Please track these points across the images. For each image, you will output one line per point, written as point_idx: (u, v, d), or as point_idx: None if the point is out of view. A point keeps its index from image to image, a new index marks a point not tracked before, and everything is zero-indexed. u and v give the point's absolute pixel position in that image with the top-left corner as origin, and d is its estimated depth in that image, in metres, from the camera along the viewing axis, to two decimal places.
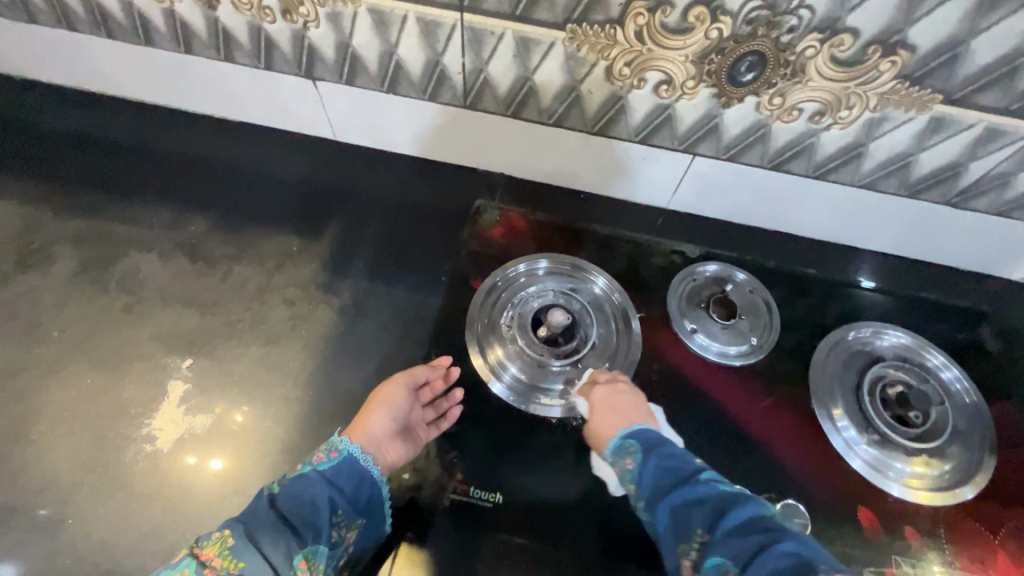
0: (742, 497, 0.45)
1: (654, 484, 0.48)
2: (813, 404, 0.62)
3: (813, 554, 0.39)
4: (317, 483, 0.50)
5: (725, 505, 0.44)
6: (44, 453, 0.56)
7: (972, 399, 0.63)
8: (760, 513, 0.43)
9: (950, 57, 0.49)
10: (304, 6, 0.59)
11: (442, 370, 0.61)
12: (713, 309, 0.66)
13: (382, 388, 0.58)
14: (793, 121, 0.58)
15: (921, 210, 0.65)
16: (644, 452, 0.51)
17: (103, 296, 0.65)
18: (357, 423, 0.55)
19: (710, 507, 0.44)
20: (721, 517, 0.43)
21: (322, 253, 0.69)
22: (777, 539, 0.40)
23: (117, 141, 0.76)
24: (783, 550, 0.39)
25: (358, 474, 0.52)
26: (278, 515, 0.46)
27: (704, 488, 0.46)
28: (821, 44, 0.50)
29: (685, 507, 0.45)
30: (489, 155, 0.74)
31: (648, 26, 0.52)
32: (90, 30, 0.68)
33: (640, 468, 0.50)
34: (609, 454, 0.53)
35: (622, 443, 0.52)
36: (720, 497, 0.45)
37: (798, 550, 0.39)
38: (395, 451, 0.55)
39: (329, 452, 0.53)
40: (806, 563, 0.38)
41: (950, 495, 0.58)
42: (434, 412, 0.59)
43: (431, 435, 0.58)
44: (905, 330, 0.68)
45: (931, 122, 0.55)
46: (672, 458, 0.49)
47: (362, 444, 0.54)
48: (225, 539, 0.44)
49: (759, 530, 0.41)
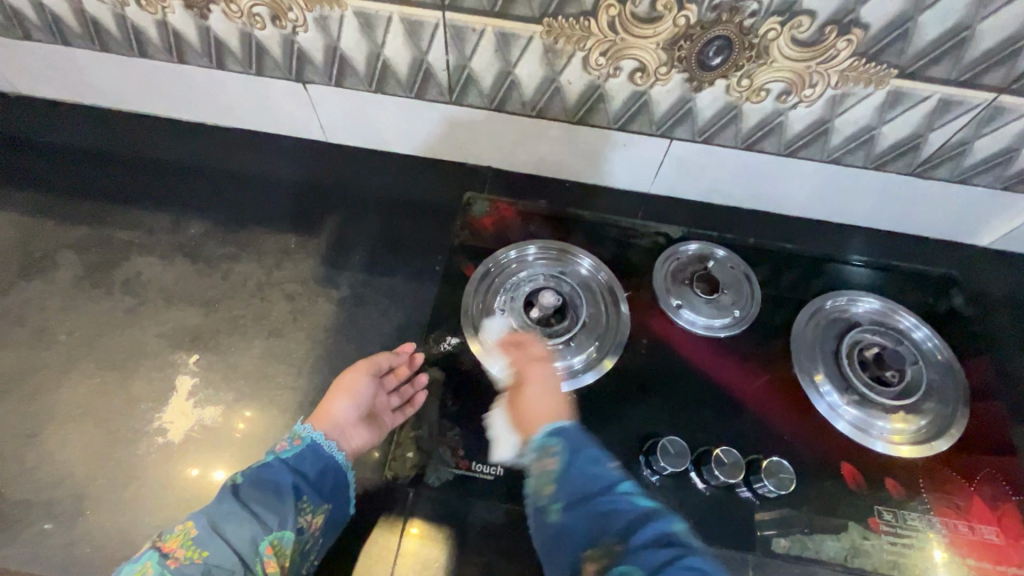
0: (655, 512, 0.47)
1: (576, 491, 0.48)
2: (796, 371, 0.66)
3: (710, 568, 0.44)
4: (280, 471, 0.53)
5: (638, 519, 0.46)
6: (58, 449, 0.58)
7: (945, 357, 0.67)
8: (668, 527, 0.46)
9: (900, 33, 0.53)
10: (292, 12, 0.61)
11: (406, 357, 0.63)
12: (696, 284, 0.69)
13: (343, 376, 0.61)
14: (761, 101, 0.61)
15: (888, 182, 0.69)
16: (569, 454, 0.50)
17: (109, 299, 0.67)
18: (321, 411, 0.59)
19: (624, 519, 0.46)
20: (634, 531, 0.45)
21: (319, 249, 0.72)
22: (683, 554, 0.44)
23: (114, 151, 0.78)
24: (686, 565, 0.43)
25: (321, 460, 0.54)
26: (240, 504, 0.50)
27: (623, 501, 0.47)
28: (781, 27, 0.54)
29: (602, 515, 0.46)
30: (476, 149, 0.76)
31: (619, 17, 0.55)
32: (85, 44, 0.70)
33: (564, 469, 0.49)
34: (533, 448, 0.51)
35: (544, 441, 0.51)
36: (636, 514, 0.47)
37: (699, 566, 0.43)
38: (359, 437, 0.58)
39: (291, 441, 0.56)
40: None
41: (929, 447, 0.61)
42: (400, 398, 0.61)
43: (396, 420, 0.60)
44: (878, 296, 0.71)
45: (889, 96, 0.59)
46: (594, 464, 0.49)
47: (325, 430, 0.57)
48: (188, 530, 0.48)
49: (667, 545, 0.44)
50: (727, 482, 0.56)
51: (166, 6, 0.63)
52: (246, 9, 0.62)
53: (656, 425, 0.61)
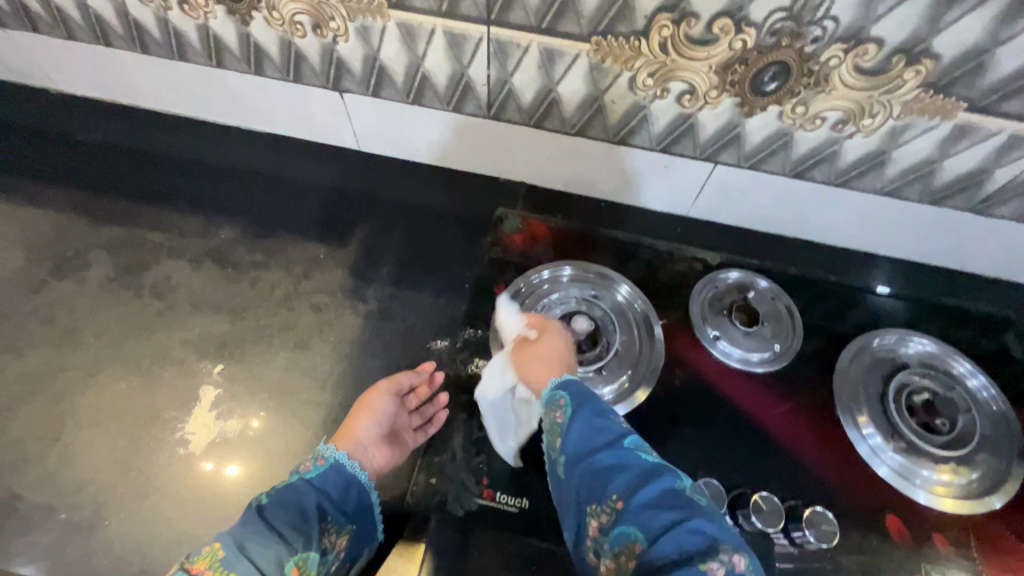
0: (659, 470, 0.46)
1: (579, 444, 0.49)
2: (838, 411, 0.62)
3: (716, 529, 0.42)
4: (304, 491, 0.52)
5: (643, 476, 0.46)
6: (80, 456, 0.57)
7: (999, 407, 0.63)
8: (675, 486, 0.45)
9: (974, 66, 0.49)
10: (334, 21, 0.60)
11: (426, 375, 0.62)
12: (735, 315, 0.67)
13: (366, 396, 0.60)
14: (816, 129, 0.58)
15: (944, 216, 0.65)
16: (573, 412, 0.51)
17: (136, 303, 0.66)
18: (344, 430, 0.58)
19: (629, 477, 0.46)
20: (636, 488, 0.45)
21: (347, 260, 0.71)
22: (687, 516, 0.42)
23: (149, 151, 0.78)
24: (688, 528, 0.42)
25: (345, 479, 0.54)
26: (265, 525, 0.48)
27: (628, 458, 0.47)
28: (845, 54, 0.51)
29: (606, 472, 0.47)
30: (511, 164, 0.75)
31: (672, 37, 0.53)
32: (126, 45, 0.70)
33: (567, 423, 0.51)
34: (541, 405, 0.54)
35: (552, 395, 0.53)
36: (640, 471, 0.46)
37: (705, 529, 0.42)
38: (382, 457, 0.58)
39: (315, 460, 0.55)
40: (705, 541, 0.41)
41: (978, 503, 0.57)
42: (421, 417, 0.61)
43: (418, 439, 0.60)
44: (930, 337, 0.67)
45: (955, 130, 0.55)
46: (602, 419, 0.50)
47: (349, 450, 0.56)
48: (216, 552, 0.45)
49: (669, 505, 0.43)
50: (764, 531, 0.54)
51: (208, 11, 0.63)
52: (288, 17, 0.61)
53: (689, 463, 0.58)
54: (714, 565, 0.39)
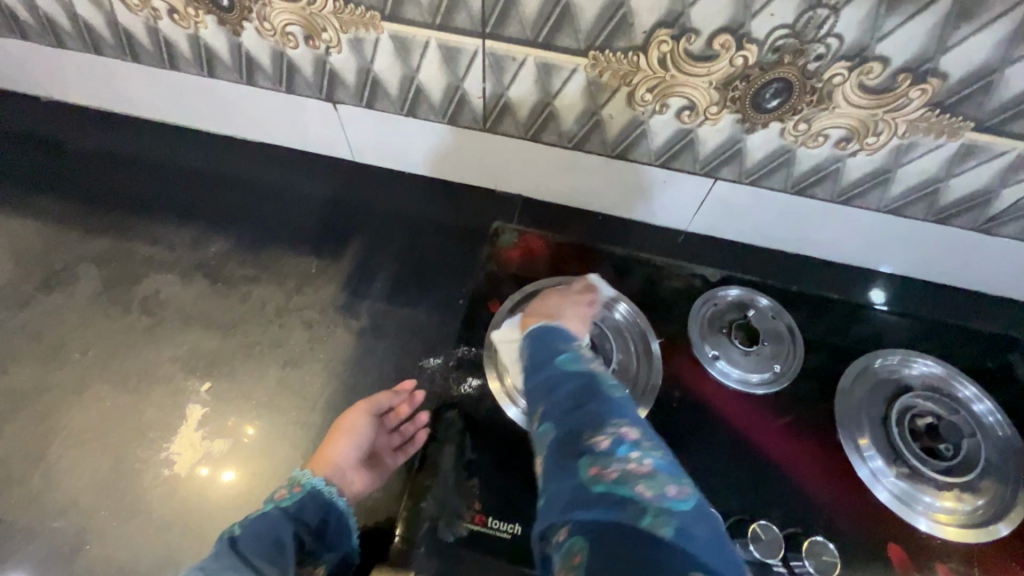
0: (578, 374, 0.48)
1: (526, 371, 0.52)
2: (839, 433, 0.61)
3: (618, 412, 0.44)
4: (279, 522, 0.52)
5: (564, 378, 0.48)
6: (63, 476, 0.56)
7: (1005, 432, 0.61)
8: (590, 383, 0.47)
9: (982, 85, 0.48)
10: (326, 32, 0.59)
11: (405, 395, 0.61)
12: (735, 334, 0.65)
13: (343, 417, 0.59)
14: (818, 147, 0.57)
15: (949, 235, 0.64)
16: (529, 344, 0.54)
17: (124, 317, 0.65)
18: (321, 454, 0.57)
19: (551, 382, 0.48)
20: (555, 388, 0.47)
21: (340, 274, 0.69)
22: (587, 402, 0.45)
23: (140, 161, 0.77)
24: (591, 414, 0.44)
25: (322, 506, 0.54)
26: (238, 559, 0.48)
27: (555, 369, 0.50)
28: (849, 72, 0.49)
29: (538, 386, 0.49)
30: (508, 177, 0.73)
31: (672, 53, 0.52)
32: (117, 54, 0.69)
33: (525, 359, 0.54)
34: (517, 355, 0.58)
35: (521, 343, 0.57)
36: (561, 376, 0.48)
37: (607, 415, 0.43)
38: (361, 480, 0.57)
39: (291, 488, 0.55)
40: (600, 420, 0.43)
41: (983, 532, 0.56)
42: (400, 437, 0.61)
43: (397, 460, 0.60)
44: (934, 359, 0.66)
45: (961, 150, 0.54)
46: (543, 345, 0.53)
47: (327, 475, 0.55)
48: None
49: (580, 399, 0.45)
50: (762, 560, 0.52)
51: (199, 21, 0.62)
52: (280, 28, 0.60)
53: None
54: (606, 439, 0.41)
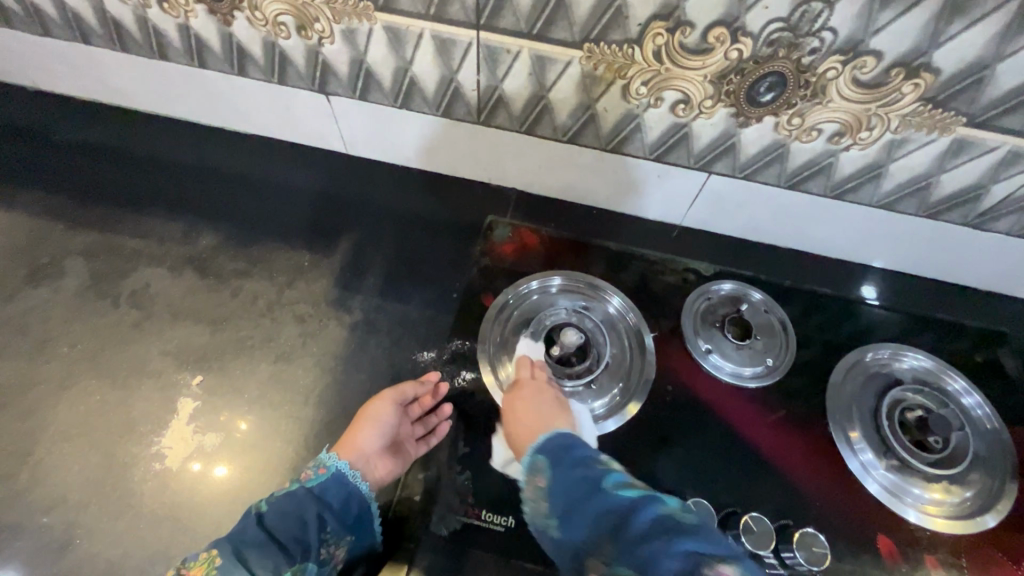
0: (643, 502, 0.44)
1: (562, 499, 0.46)
2: (830, 426, 0.62)
3: (704, 544, 0.41)
4: (303, 501, 0.52)
5: (628, 509, 0.44)
6: (52, 471, 0.56)
7: (993, 425, 0.62)
8: (661, 513, 0.43)
9: (974, 80, 0.48)
10: (319, 22, 0.58)
11: (431, 385, 0.61)
12: (728, 328, 0.65)
13: (369, 405, 0.58)
14: (812, 141, 0.57)
15: (940, 230, 0.64)
16: (553, 467, 0.49)
17: (114, 311, 0.64)
18: (347, 439, 0.56)
19: (616, 514, 0.44)
20: (624, 526, 0.43)
21: (333, 268, 0.69)
22: (668, 537, 0.41)
23: (129, 153, 0.76)
24: (677, 551, 0.40)
25: (345, 489, 0.53)
26: (263, 534, 0.49)
27: (609, 495, 0.45)
28: (842, 66, 0.49)
29: (596, 519, 0.44)
30: (502, 171, 0.73)
31: (666, 46, 0.51)
32: (106, 44, 0.68)
33: (551, 483, 0.48)
34: (524, 470, 0.51)
35: (532, 460, 0.51)
36: (623, 507, 0.44)
37: (696, 549, 0.40)
38: (384, 467, 0.56)
39: (316, 469, 0.54)
40: (692, 557, 0.40)
41: (970, 523, 0.57)
42: (423, 428, 0.59)
43: (420, 449, 0.58)
44: (924, 353, 0.66)
45: (952, 145, 0.54)
46: (579, 466, 0.48)
47: (350, 460, 0.55)
48: (212, 558, 0.48)
49: (658, 532, 0.42)
50: (754, 552, 0.53)
51: (189, 11, 0.61)
52: (272, 18, 0.59)
53: (679, 480, 0.57)
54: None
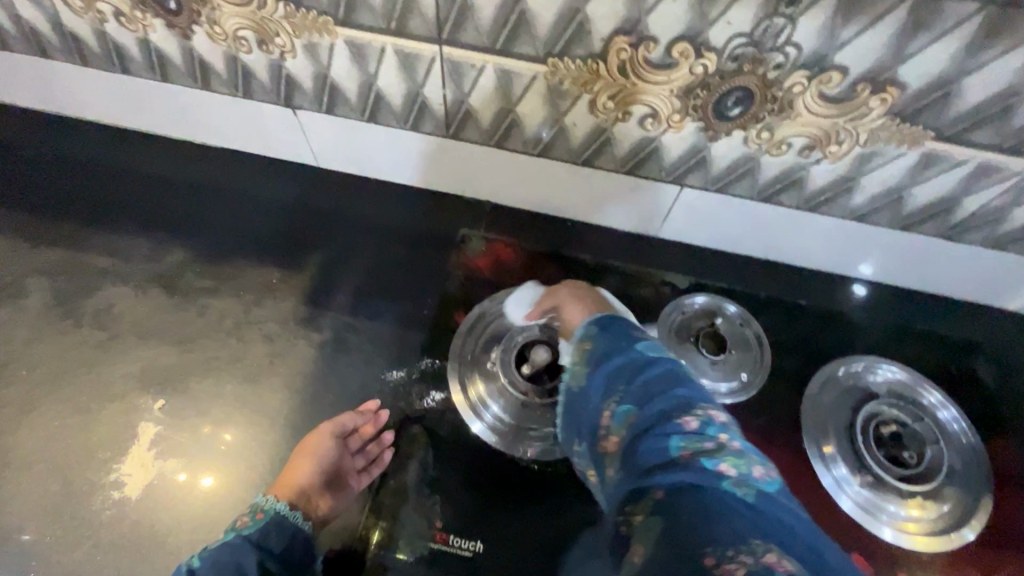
0: (657, 359, 0.45)
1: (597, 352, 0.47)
2: (805, 443, 0.61)
3: (700, 397, 0.42)
4: (242, 551, 0.49)
5: (644, 361, 0.45)
6: (8, 500, 0.54)
7: (968, 437, 0.62)
8: (671, 368, 0.45)
9: (942, 95, 0.47)
10: (280, 37, 0.57)
11: (370, 415, 0.59)
12: (702, 342, 0.65)
13: (306, 439, 0.57)
14: (782, 155, 0.56)
15: (915, 242, 0.64)
16: (598, 330, 0.49)
17: (75, 332, 0.63)
18: (285, 476, 0.56)
19: (633, 366, 0.45)
20: (638, 373, 0.44)
21: (302, 285, 0.68)
22: (672, 386, 0.43)
23: (94, 168, 0.74)
24: (676, 397, 0.42)
25: (287, 533, 0.52)
26: None
27: (632, 351, 0.46)
28: (808, 81, 0.49)
29: (614, 364, 0.45)
30: (475, 184, 0.72)
31: (631, 61, 0.50)
32: (65, 57, 0.66)
33: (595, 342, 0.49)
34: (575, 338, 0.51)
35: (584, 330, 0.51)
36: (640, 360, 0.45)
37: (692, 399, 0.42)
38: (325, 503, 0.55)
39: (254, 514, 0.52)
40: (687, 402, 0.41)
41: (947, 539, 0.56)
42: (365, 458, 0.58)
43: (362, 482, 0.56)
44: (900, 365, 0.66)
45: (922, 159, 0.54)
46: (614, 329, 0.49)
47: (288, 498, 0.54)
48: None
49: (664, 382, 0.43)
50: None
51: (147, 25, 0.59)
52: (231, 32, 0.58)
53: None
54: (695, 421, 0.40)
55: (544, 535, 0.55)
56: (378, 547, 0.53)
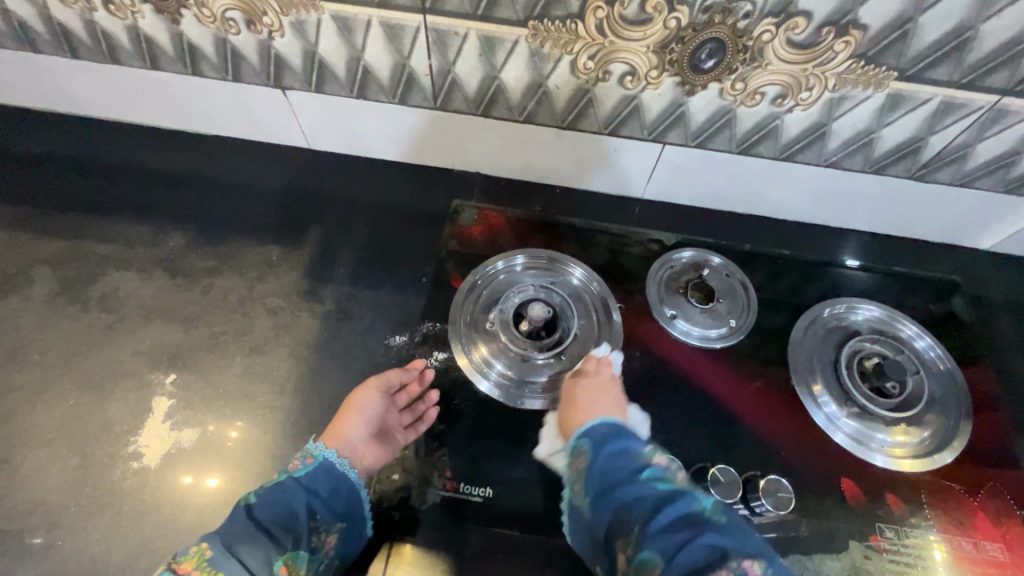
0: (677, 493, 0.46)
1: (602, 484, 0.48)
2: (794, 383, 0.64)
3: (733, 543, 0.42)
4: (292, 490, 0.51)
5: (660, 500, 0.45)
6: (29, 477, 0.56)
7: (946, 366, 0.65)
8: (691, 507, 0.45)
9: (900, 34, 0.51)
10: (267, 16, 0.59)
11: (416, 372, 0.61)
12: (691, 294, 0.67)
13: (354, 394, 0.59)
14: (756, 105, 0.59)
15: (887, 185, 0.67)
16: (597, 453, 0.49)
17: (83, 316, 0.64)
18: (333, 429, 0.57)
19: (647, 503, 0.45)
20: (654, 514, 0.44)
21: (302, 261, 0.69)
22: (698, 532, 0.43)
23: (89, 160, 0.76)
24: (705, 545, 0.42)
25: (334, 478, 0.53)
26: (253, 525, 0.48)
27: (644, 484, 0.46)
28: (776, 28, 0.51)
29: (626, 503, 0.46)
30: (465, 155, 0.74)
31: (608, 19, 0.53)
32: (55, 50, 0.67)
33: (590, 466, 0.49)
34: (567, 452, 0.52)
35: (577, 444, 0.51)
36: (657, 497, 0.46)
37: (717, 543, 0.42)
38: (371, 455, 0.56)
39: (303, 459, 0.54)
40: (721, 553, 0.41)
41: (931, 461, 0.60)
42: (411, 415, 0.59)
43: (409, 437, 0.58)
44: (878, 304, 0.69)
45: (888, 99, 0.57)
46: (619, 454, 0.49)
47: (337, 448, 0.55)
48: (202, 551, 0.45)
49: (685, 526, 0.43)
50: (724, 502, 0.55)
51: (136, 11, 0.61)
52: (219, 14, 0.59)
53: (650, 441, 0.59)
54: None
55: (550, 478, 0.57)
56: (392, 497, 0.55)
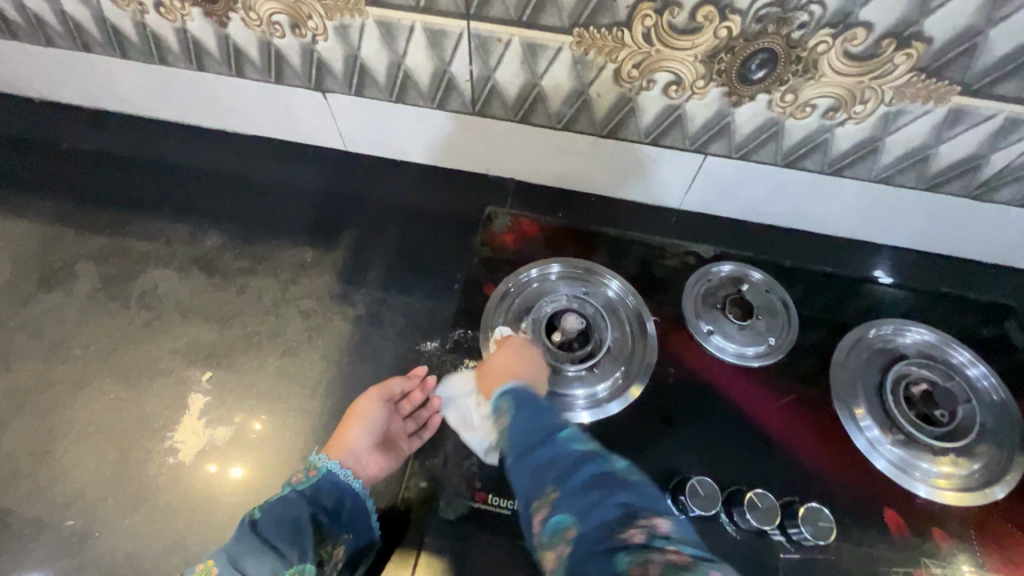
0: (589, 458, 0.48)
1: (517, 444, 0.50)
2: (835, 405, 0.61)
3: (640, 500, 0.45)
4: (296, 504, 0.52)
5: (576, 463, 0.48)
6: (69, 469, 0.57)
7: (999, 396, 0.62)
8: (604, 469, 0.47)
9: (967, 48, 0.48)
10: (312, 20, 0.59)
11: (418, 380, 0.61)
12: (729, 309, 0.65)
13: (355, 404, 0.59)
14: (806, 118, 0.57)
15: (940, 203, 0.64)
16: (512, 411, 0.52)
17: (124, 312, 0.66)
18: (336, 440, 0.57)
19: (563, 467, 0.48)
20: (570, 477, 0.47)
21: (336, 264, 0.70)
22: (610, 492, 0.45)
23: (133, 159, 0.78)
24: (616, 503, 0.44)
25: (338, 488, 0.53)
26: (258, 541, 0.49)
27: (560, 450, 0.49)
28: (833, 40, 0.50)
29: (542, 466, 0.48)
30: (501, 161, 0.74)
31: (656, 27, 0.52)
32: (106, 51, 0.69)
33: (509, 426, 0.52)
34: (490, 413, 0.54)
35: (495, 403, 0.53)
36: (570, 461, 0.48)
37: (628, 502, 0.44)
38: (376, 465, 0.56)
39: (307, 471, 0.55)
40: (628, 510, 0.43)
41: (980, 495, 0.57)
42: (415, 422, 0.60)
43: (413, 445, 0.58)
44: (929, 327, 0.66)
45: (948, 115, 0.54)
46: (533, 416, 0.52)
47: (341, 460, 0.55)
48: (210, 568, 0.48)
49: (599, 487, 0.46)
50: (760, 528, 0.53)
51: (185, 14, 0.62)
52: (265, 18, 0.60)
53: (683, 459, 0.58)
54: (639, 532, 0.42)
55: None
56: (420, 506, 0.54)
